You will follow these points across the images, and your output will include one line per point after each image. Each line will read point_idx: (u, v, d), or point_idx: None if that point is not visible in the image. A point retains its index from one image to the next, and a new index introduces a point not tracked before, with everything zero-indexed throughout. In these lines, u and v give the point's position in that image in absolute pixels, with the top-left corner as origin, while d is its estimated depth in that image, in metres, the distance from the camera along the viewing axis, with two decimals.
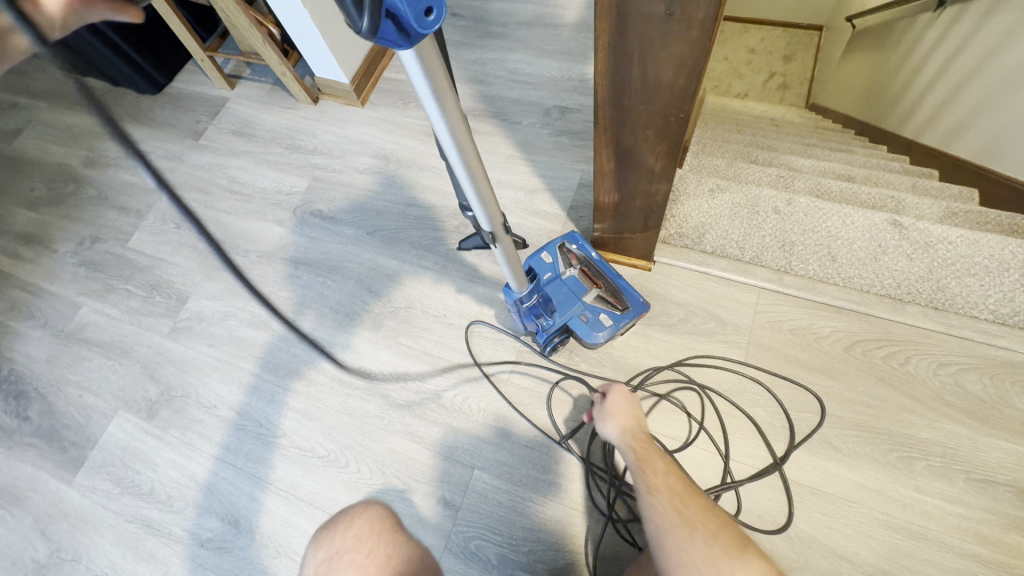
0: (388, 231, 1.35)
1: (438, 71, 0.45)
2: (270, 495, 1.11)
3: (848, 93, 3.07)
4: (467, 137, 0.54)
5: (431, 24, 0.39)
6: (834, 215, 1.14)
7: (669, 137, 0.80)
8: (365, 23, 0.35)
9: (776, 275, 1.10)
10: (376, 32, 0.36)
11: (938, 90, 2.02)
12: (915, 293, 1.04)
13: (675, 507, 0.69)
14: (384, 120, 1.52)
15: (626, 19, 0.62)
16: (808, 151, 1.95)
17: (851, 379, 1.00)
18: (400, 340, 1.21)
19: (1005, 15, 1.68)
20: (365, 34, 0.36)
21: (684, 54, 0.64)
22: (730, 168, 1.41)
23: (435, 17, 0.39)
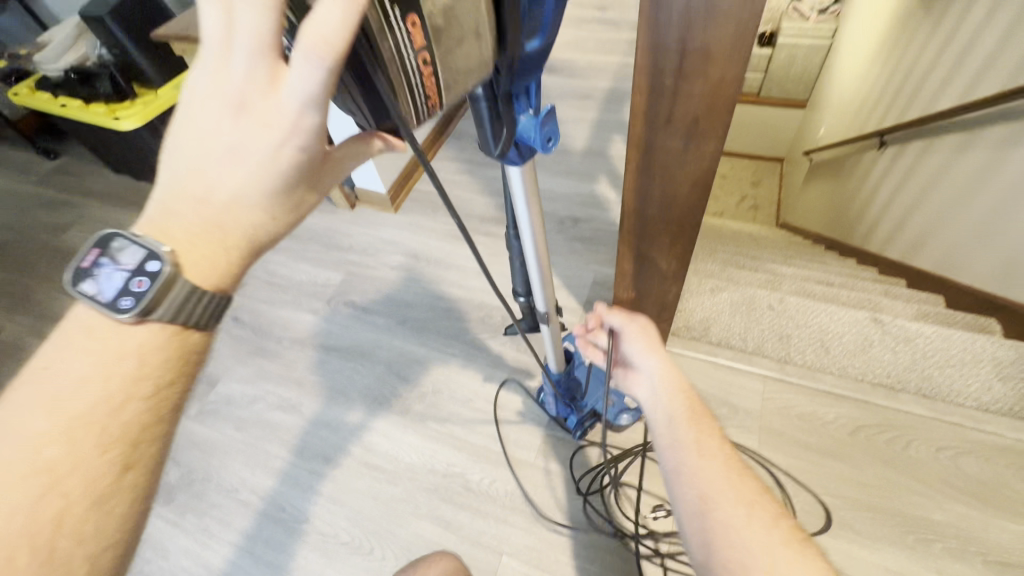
0: (418, 321, 1.46)
1: (531, 184, 0.62)
2: None
3: (813, 214, 3.45)
4: (541, 228, 0.69)
5: (546, 148, 0.55)
6: (822, 312, 1.30)
7: (683, 242, 0.95)
8: (497, 150, 0.53)
9: (778, 365, 1.21)
10: (503, 154, 0.55)
11: (893, 212, 2.32)
12: (904, 382, 1.15)
13: (731, 478, 0.53)
14: (415, 224, 1.70)
15: (652, 150, 0.80)
16: (788, 261, 2.18)
17: (861, 462, 1.07)
18: (427, 424, 1.26)
19: (938, 154, 2.02)
20: (495, 155, 0.55)
21: (698, 177, 0.82)
22: (724, 272, 1.59)
23: (551, 144, 0.55)
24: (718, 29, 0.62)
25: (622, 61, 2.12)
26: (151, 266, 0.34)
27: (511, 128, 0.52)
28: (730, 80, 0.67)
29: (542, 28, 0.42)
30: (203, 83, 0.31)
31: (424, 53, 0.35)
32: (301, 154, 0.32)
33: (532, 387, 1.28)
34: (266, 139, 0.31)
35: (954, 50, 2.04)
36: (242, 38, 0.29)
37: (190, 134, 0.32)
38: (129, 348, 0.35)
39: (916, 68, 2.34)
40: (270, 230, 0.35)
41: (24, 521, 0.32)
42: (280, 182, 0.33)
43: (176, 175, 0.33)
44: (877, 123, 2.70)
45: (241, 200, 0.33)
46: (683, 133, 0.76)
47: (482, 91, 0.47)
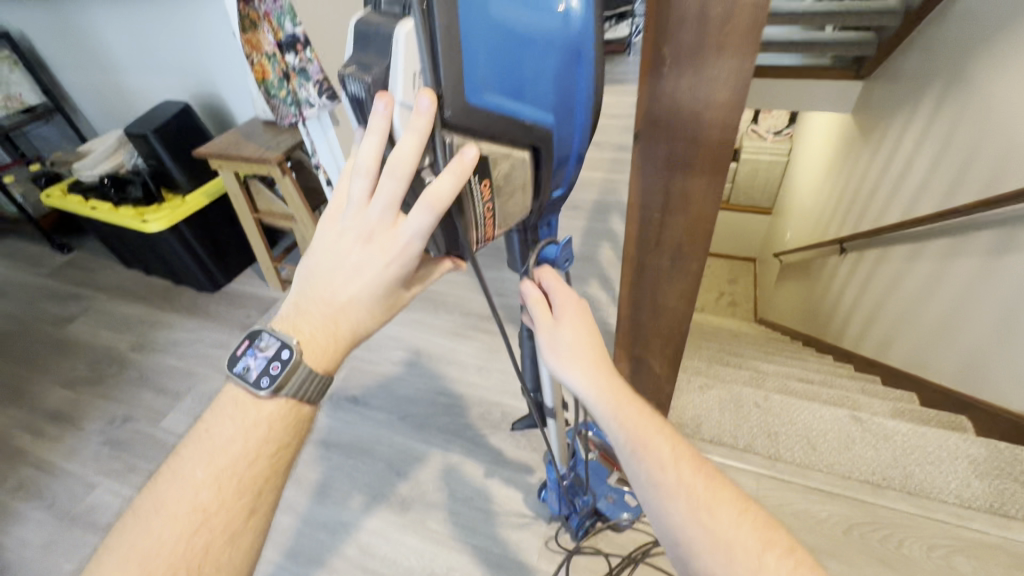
0: (419, 417, 1.49)
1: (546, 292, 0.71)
2: None
3: (788, 312, 3.66)
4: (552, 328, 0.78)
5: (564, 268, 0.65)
6: (804, 410, 1.38)
7: (673, 344, 1.05)
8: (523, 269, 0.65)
9: (769, 462, 1.26)
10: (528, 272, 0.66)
11: (861, 312, 2.50)
12: (889, 479, 1.21)
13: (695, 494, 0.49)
14: (417, 321, 1.79)
15: (642, 266, 0.92)
16: (769, 358, 2.29)
17: (857, 562, 1.09)
18: (427, 524, 1.24)
19: (892, 262, 2.25)
20: (521, 272, 0.66)
21: (684, 289, 0.93)
22: (711, 369, 1.68)
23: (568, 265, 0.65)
24: (695, 177, 0.76)
25: (607, 177, 2.38)
26: (284, 353, 0.43)
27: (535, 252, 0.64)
28: (707, 215, 0.80)
29: (564, 182, 0.56)
30: (344, 222, 0.42)
31: (491, 208, 0.47)
32: (402, 269, 0.43)
33: (532, 484, 1.30)
34: (381, 259, 0.42)
35: (893, 173, 2.35)
36: (380, 197, 0.40)
37: (325, 254, 0.43)
38: (263, 416, 0.43)
39: (863, 187, 2.66)
40: (367, 323, 0.45)
41: (182, 550, 0.39)
42: (383, 290, 0.44)
43: (310, 283, 0.44)
44: (836, 231, 2.98)
45: (353, 301, 0.43)
46: (670, 254, 0.88)
47: (515, 228, 0.60)
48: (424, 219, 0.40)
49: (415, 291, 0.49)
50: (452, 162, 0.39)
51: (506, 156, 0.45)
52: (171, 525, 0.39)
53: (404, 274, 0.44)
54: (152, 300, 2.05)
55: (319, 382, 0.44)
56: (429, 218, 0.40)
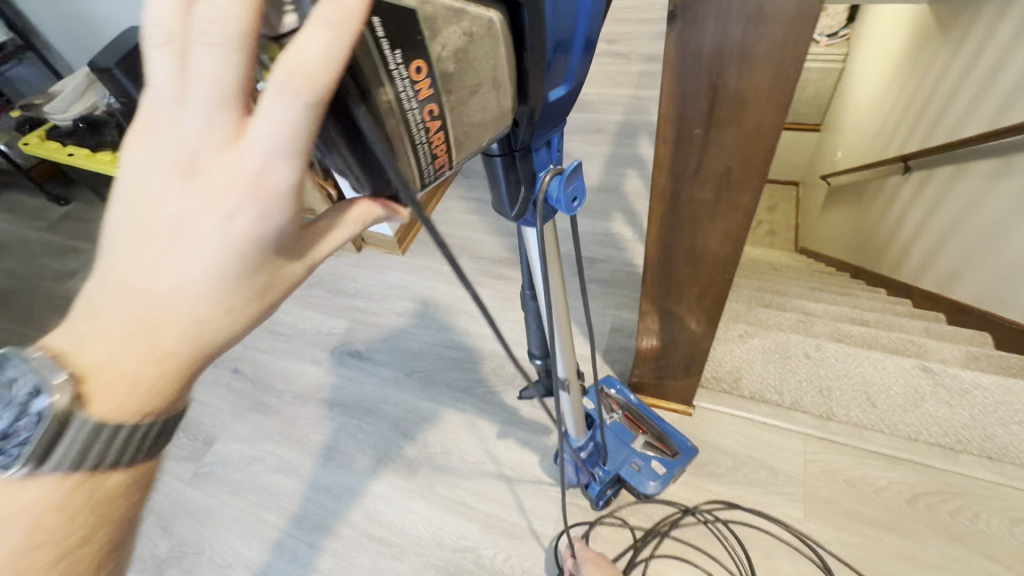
0: (426, 372, 1.37)
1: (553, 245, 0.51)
2: None
3: (834, 240, 3.35)
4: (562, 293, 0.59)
5: (574, 209, 0.43)
6: (864, 360, 1.19)
7: (713, 296, 0.86)
8: (513, 211, 0.45)
9: (821, 422, 1.10)
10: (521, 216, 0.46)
11: (924, 241, 2.21)
12: (966, 442, 1.04)
13: None
14: (423, 267, 1.64)
15: (678, 201, 0.72)
16: (814, 294, 2.07)
17: (921, 537, 0.95)
18: (436, 490, 1.16)
19: (969, 182, 1.94)
20: (510, 217, 0.46)
21: (731, 229, 0.73)
22: (751, 313, 1.49)
23: (578, 205, 0.43)
24: (755, 73, 0.54)
25: (634, 93, 2.08)
26: (37, 402, 0.25)
27: (530, 188, 0.43)
28: (768, 128, 0.59)
29: (567, 75, 0.36)
30: (153, 142, 0.24)
31: (433, 105, 0.28)
32: (264, 222, 0.24)
33: (549, 446, 1.18)
34: (217, 202, 0.23)
35: (980, 74, 1.96)
36: (199, 85, 0.22)
37: (130, 205, 0.25)
38: (15, 513, 0.26)
39: (937, 93, 2.26)
40: (222, 324, 0.26)
41: None
42: (239, 263, 0.25)
43: (110, 259, 0.25)
44: (898, 148, 2.61)
45: (184, 285, 0.24)
46: (714, 184, 0.68)
47: (499, 149, 0.39)
48: (278, 118, 0.21)
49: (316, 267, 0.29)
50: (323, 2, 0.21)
51: (454, 16, 0.27)
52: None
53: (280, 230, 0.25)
54: None
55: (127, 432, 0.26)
56: (288, 115, 0.21)
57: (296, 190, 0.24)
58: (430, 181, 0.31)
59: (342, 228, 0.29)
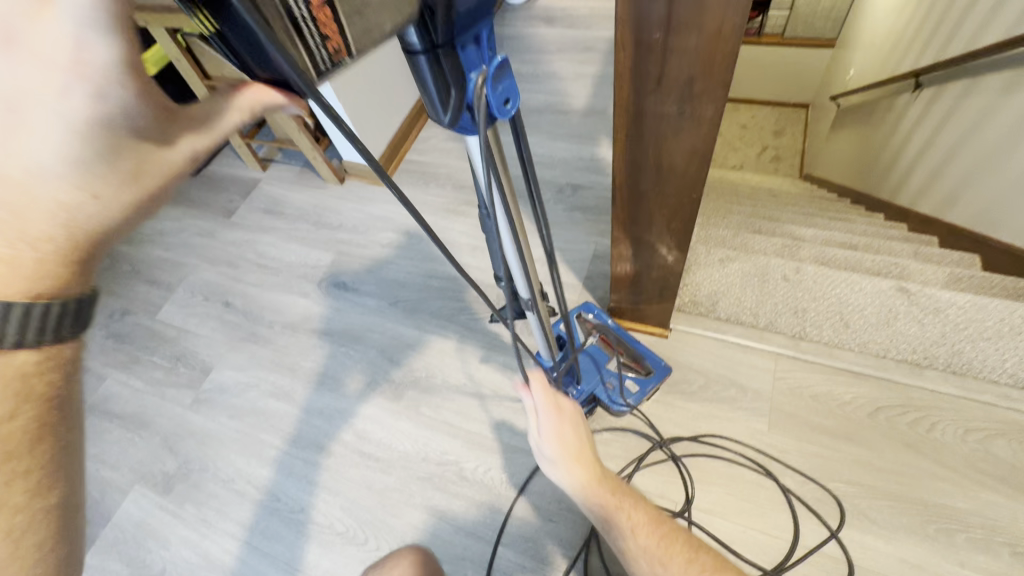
0: (411, 301, 1.39)
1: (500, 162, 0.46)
2: None
3: (839, 164, 3.24)
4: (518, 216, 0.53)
5: (508, 111, 0.40)
6: (842, 282, 1.19)
7: (682, 216, 0.85)
8: (446, 117, 0.38)
9: (792, 341, 1.12)
10: (455, 122, 0.40)
11: (930, 161, 2.13)
12: (933, 358, 1.06)
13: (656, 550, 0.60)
14: (406, 198, 1.61)
15: (642, 116, 0.69)
16: (809, 220, 2.03)
17: (878, 446, 0.99)
18: (421, 410, 1.21)
19: (979, 97, 1.84)
20: (444, 124, 0.39)
21: (696, 145, 0.71)
22: (737, 238, 1.47)
23: (511, 105, 0.40)
24: None
25: None
26: None
27: (461, 88, 0.37)
28: (730, 30, 0.55)
29: None
30: None
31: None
32: (103, 101, 0.23)
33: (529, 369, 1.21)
34: None
35: None
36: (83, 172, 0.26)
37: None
38: None
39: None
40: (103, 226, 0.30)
41: None
42: (113, 19, 0.22)
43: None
44: (913, 62, 2.45)
45: (83, 63, 0.22)
46: (678, 96, 0.65)
47: (419, 44, 0.33)
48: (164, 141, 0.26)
49: (209, 154, 0.29)
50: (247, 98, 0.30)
51: None
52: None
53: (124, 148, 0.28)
54: None
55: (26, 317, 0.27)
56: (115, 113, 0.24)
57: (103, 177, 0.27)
58: (329, 68, 0.28)
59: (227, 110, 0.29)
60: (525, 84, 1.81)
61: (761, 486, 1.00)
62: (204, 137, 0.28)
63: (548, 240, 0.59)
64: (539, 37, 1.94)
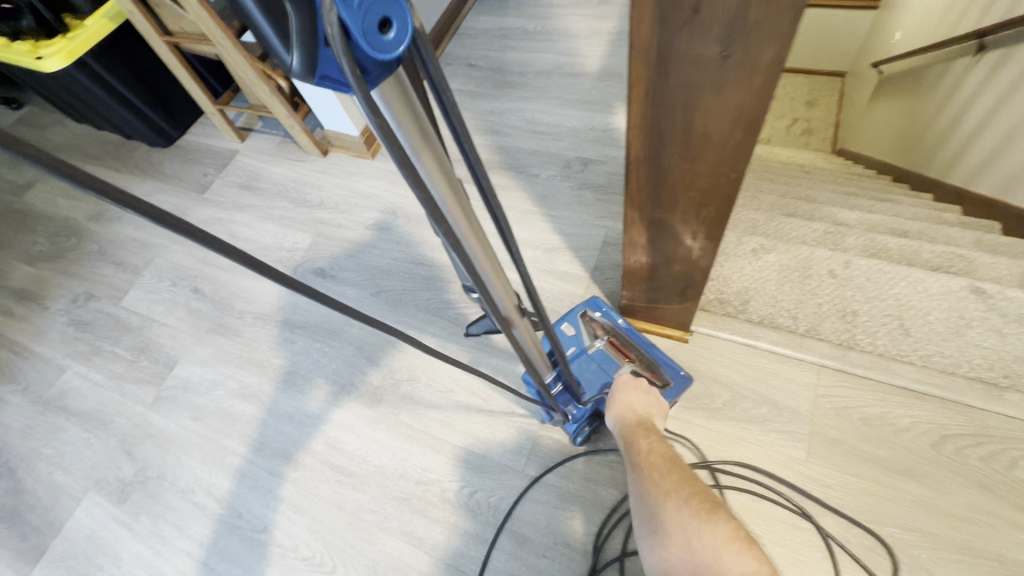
0: (394, 292, 1.22)
1: (412, 127, 0.30)
2: None
3: (879, 138, 2.96)
4: (462, 209, 0.37)
5: (393, 45, 0.24)
6: (901, 281, 1.00)
7: (714, 201, 0.66)
8: (294, 62, 0.23)
9: (840, 351, 0.93)
10: (317, 71, 0.24)
11: (993, 134, 1.87)
12: (1015, 377, 0.87)
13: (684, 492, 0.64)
14: (393, 173, 1.43)
15: (666, 63, 0.51)
16: (850, 201, 1.81)
17: (944, 485, 0.82)
18: (400, 419, 1.06)
19: None
20: (298, 76, 0.24)
21: (739, 104, 0.52)
22: (771, 223, 1.27)
23: (399, 35, 0.24)
24: None
25: None
26: None
27: (303, 11, 0.22)
28: None
29: None
30: None
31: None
32: None
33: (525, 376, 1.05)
34: None
35: None
36: None
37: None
38: None
39: None
40: None
41: None
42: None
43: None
44: (975, 22, 2.16)
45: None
46: (716, 33, 0.46)
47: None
48: None
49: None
50: None
51: None
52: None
53: None
54: (105, 159, 1.77)
55: None
56: None
57: None
58: None
59: None
60: (531, 42, 1.59)
61: (797, 527, 0.83)
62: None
63: (507, 227, 0.41)
64: None
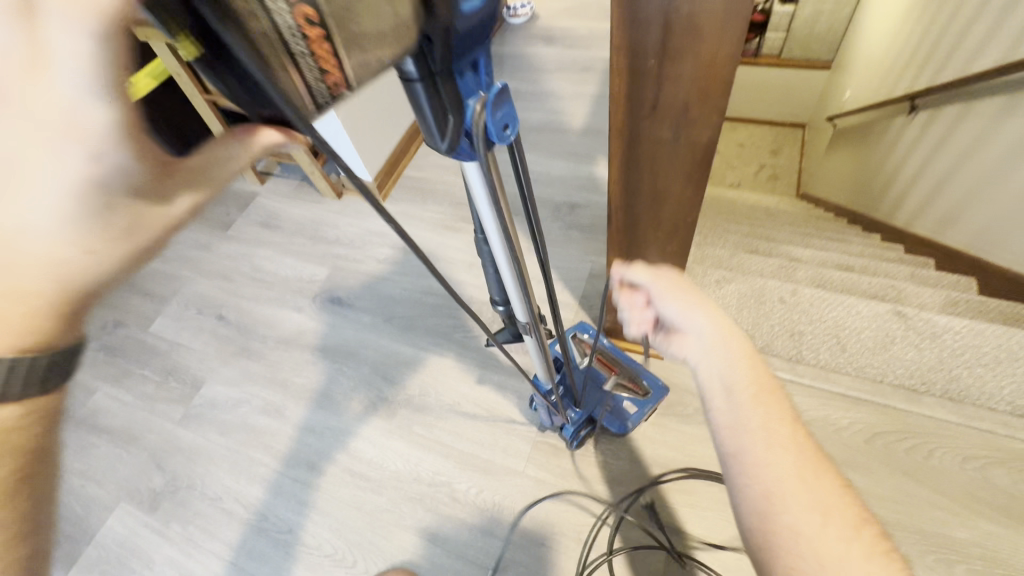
0: (405, 318, 1.38)
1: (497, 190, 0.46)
2: None
3: (835, 185, 3.27)
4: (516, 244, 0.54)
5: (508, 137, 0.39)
6: (838, 305, 1.19)
7: (678, 238, 0.85)
8: (444, 145, 0.37)
9: (790, 365, 1.11)
10: (453, 149, 0.39)
11: (925, 182, 2.14)
12: (930, 384, 1.05)
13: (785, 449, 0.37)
14: (403, 213, 1.61)
15: (638, 140, 0.69)
16: (805, 240, 2.04)
17: (876, 473, 0.98)
18: (413, 430, 1.19)
19: (974, 121, 1.85)
20: (442, 151, 0.38)
21: (692, 169, 0.71)
22: (733, 258, 1.47)
23: (511, 131, 0.39)
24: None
25: None
26: None
27: (460, 117, 0.36)
28: (725, 59, 0.56)
29: None
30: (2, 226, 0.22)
31: (305, 6, 0.22)
32: (100, 162, 0.22)
33: (524, 390, 1.20)
34: (75, 246, 0.23)
35: (994, 9, 1.83)
36: (67, 184, 0.22)
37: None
38: None
39: (952, 26, 2.10)
40: (83, 267, 0.24)
41: None
42: (111, 84, 0.21)
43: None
44: (908, 87, 2.48)
45: (77, 127, 0.21)
46: (672, 121, 0.65)
47: (415, 70, 0.31)
48: (104, 164, 0.23)
49: (208, 203, 0.30)
50: (249, 138, 0.30)
51: None
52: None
53: (130, 195, 0.25)
54: None
55: (21, 363, 0.26)
56: (109, 158, 0.22)
57: (126, 162, 0.23)
58: (328, 99, 0.26)
59: (233, 155, 0.30)
60: (524, 102, 1.82)
61: None
62: (200, 188, 0.29)
63: (544, 254, 0.58)
64: (538, 56, 1.96)
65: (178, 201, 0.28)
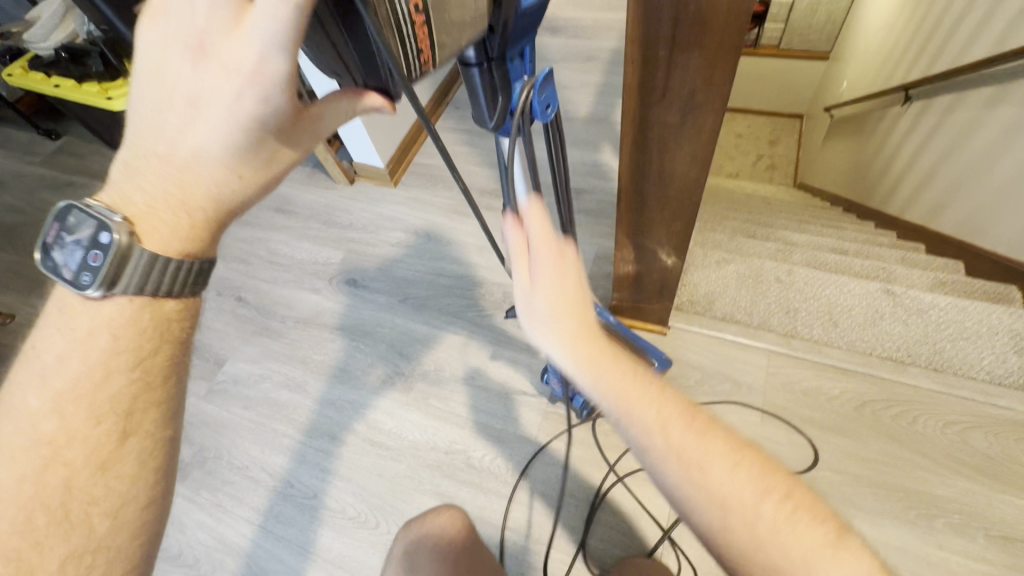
0: (420, 299, 1.44)
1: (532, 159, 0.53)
2: (314, 566, 1.11)
3: (831, 174, 3.33)
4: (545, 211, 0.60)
5: (548, 115, 0.46)
6: (831, 285, 1.27)
7: (683, 218, 0.91)
8: (492, 122, 0.45)
9: (785, 339, 1.18)
10: (499, 127, 0.47)
11: (918, 170, 2.20)
12: (913, 355, 1.13)
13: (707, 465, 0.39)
14: (414, 199, 1.67)
15: (647, 124, 0.75)
16: (802, 227, 2.10)
17: (861, 437, 1.06)
18: (429, 402, 1.26)
19: (965, 110, 1.90)
20: (489, 128, 0.46)
21: (696, 152, 0.77)
22: (732, 242, 1.53)
23: (552, 110, 0.47)
24: None
25: None
26: (103, 238, 0.36)
27: (507, 97, 0.44)
28: (730, 50, 0.61)
29: None
30: (173, 122, 0.33)
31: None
32: (262, 105, 0.32)
33: (535, 364, 1.27)
34: (226, 157, 0.35)
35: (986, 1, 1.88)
36: (229, 112, 0.32)
37: (146, 77, 0.33)
38: (100, 325, 0.38)
39: (947, 17, 2.15)
40: (229, 179, 0.36)
41: (34, 489, 0.36)
42: (290, 52, 0.30)
43: (134, 134, 0.35)
44: (903, 77, 2.54)
45: (256, 80, 0.31)
46: (679, 106, 0.71)
47: (475, 56, 0.40)
48: (248, 107, 0.32)
49: (315, 142, 0.39)
50: (354, 97, 0.38)
51: None
52: (14, 461, 0.36)
53: (260, 134, 0.35)
54: None
55: (177, 262, 0.37)
56: (255, 104, 0.32)
57: (279, 96, 0.32)
58: (417, 73, 0.34)
59: (340, 106, 0.38)
60: None
61: None
62: (315, 132, 0.38)
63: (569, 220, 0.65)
64: (544, 46, 2.00)
65: (294, 149, 0.38)
